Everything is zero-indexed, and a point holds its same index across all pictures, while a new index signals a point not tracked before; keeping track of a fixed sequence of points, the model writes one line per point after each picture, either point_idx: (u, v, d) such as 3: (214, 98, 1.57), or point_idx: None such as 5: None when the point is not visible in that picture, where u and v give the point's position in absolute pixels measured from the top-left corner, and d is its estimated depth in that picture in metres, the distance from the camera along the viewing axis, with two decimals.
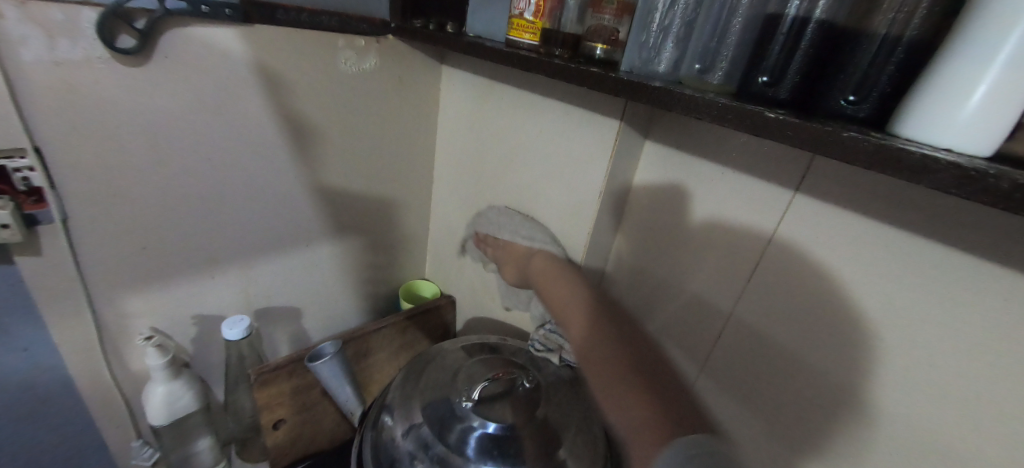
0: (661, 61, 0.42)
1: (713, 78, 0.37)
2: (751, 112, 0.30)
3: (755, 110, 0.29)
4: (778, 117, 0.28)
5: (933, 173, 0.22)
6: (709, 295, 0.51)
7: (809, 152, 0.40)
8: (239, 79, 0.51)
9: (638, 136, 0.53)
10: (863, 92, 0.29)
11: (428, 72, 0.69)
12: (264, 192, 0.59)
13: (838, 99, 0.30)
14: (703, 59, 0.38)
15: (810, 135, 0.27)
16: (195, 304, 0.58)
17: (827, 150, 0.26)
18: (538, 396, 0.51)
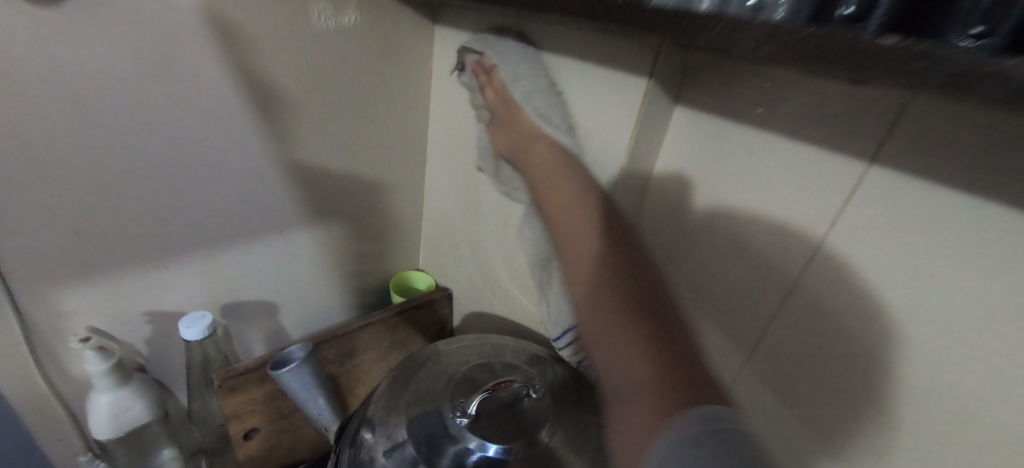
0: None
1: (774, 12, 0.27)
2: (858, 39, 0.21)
3: (863, 36, 0.21)
4: (897, 43, 0.20)
5: None
6: (750, 291, 0.43)
7: (897, 111, 0.31)
8: (187, 29, 0.42)
9: (666, 100, 0.45)
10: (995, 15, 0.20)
11: (419, 34, 0.60)
12: (226, 169, 0.50)
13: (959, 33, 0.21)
14: None
15: (946, 69, 0.19)
16: (148, 299, 0.50)
17: (971, 88, 0.19)
18: (545, 410, 0.43)
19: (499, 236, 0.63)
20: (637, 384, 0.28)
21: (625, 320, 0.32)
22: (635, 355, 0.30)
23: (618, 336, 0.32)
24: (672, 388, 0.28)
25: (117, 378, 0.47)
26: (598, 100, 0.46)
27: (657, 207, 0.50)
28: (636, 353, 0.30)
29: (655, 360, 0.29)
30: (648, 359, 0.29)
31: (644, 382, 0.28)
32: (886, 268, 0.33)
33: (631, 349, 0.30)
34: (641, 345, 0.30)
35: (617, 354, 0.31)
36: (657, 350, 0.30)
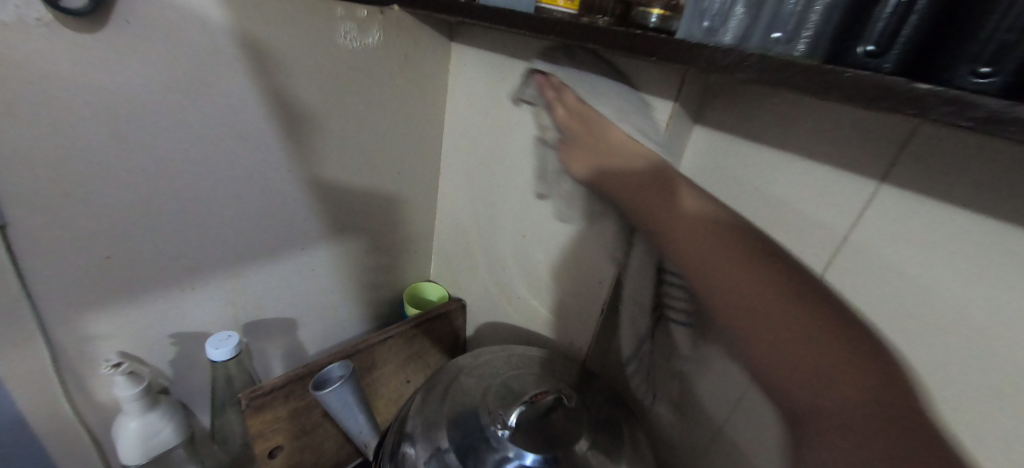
0: (727, 29, 0.35)
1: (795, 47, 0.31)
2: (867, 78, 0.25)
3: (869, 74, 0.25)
4: (910, 83, 0.23)
5: None
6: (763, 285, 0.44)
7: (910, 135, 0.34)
8: (220, 52, 0.42)
9: (687, 121, 0.47)
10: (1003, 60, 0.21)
11: (436, 50, 0.61)
12: (252, 189, 0.50)
13: (963, 72, 0.23)
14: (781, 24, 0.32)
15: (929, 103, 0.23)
16: (173, 320, 0.50)
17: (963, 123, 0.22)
18: (579, 416, 0.45)
19: (517, 248, 0.65)
20: (832, 395, 0.30)
21: (842, 366, 0.30)
22: (841, 380, 0.30)
23: (797, 354, 0.32)
24: (892, 431, 0.27)
25: (146, 402, 0.47)
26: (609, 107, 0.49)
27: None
28: (871, 424, 0.28)
29: (869, 418, 0.28)
30: (846, 354, 0.31)
31: (858, 440, 0.27)
32: (901, 276, 0.37)
33: (809, 365, 0.31)
34: (817, 374, 0.31)
35: (822, 391, 0.30)
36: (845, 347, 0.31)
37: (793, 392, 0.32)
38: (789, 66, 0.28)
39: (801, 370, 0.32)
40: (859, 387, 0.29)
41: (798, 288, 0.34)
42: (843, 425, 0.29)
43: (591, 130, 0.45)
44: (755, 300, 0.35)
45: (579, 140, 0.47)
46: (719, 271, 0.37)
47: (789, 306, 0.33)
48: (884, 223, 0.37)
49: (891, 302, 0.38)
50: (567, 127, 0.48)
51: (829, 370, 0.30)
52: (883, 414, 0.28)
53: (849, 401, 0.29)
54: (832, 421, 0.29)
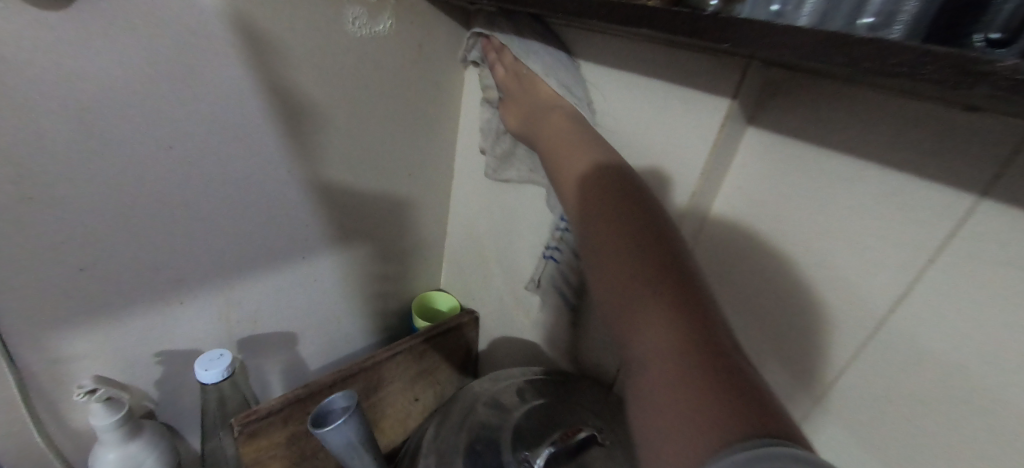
0: (803, 11, 0.28)
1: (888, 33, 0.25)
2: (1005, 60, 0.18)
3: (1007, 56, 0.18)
4: None
5: None
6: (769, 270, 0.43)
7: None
8: (211, 38, 0.37)
9: (741, 122, 0.41)
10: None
11: (452, 42, 0.56)
12: (248, 192, 0.45)
13: None
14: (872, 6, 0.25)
15: None
16: (158, 339, 0.45)
17: None
18: (615, 459, 0.40)
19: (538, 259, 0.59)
20: (678, 361, 0.23)
21: (680, 331, 0.24)
22: (674, 359, 0.23)
23: (633, 307, 0.27)
24: (695, 371, 0.22)
25: (127, 431, 0.42)
26: (596, 97, 0.48)
27: (722, 235, 0.46)
28: (675, 392, 0.22)
29: (705, 388, 0.21)
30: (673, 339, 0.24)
31: (685, 411, 0.21)
32: (1008, 312, 0.31)
33: (663, 335, 0.25)
34: (686, 342, 0.24)
35: (657, 377, 0.23)
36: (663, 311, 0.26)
37: (642, 354, 0.25)
38: (928, 54, 0.20)
39: (647, 344, 0.25)
40: (678, 366, 0.23)
41: (666, 259, 0.29)
42: (675, 407, 0.21)
43: (526, 89, 0.48)
44: (629, 271, 0.29)
45: (515, 98, 0.49)
46: (604, 239, 0.31)
47: (643, 274, 0.28)
48: (994, 249, 0.31)
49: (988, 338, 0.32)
50: (505, 87, 0.50)
51: (679, 335, 0.24)
52: (716, 383, 0.22)
53: (691, 388, 0.22)
54: (656, 408, 0.22)
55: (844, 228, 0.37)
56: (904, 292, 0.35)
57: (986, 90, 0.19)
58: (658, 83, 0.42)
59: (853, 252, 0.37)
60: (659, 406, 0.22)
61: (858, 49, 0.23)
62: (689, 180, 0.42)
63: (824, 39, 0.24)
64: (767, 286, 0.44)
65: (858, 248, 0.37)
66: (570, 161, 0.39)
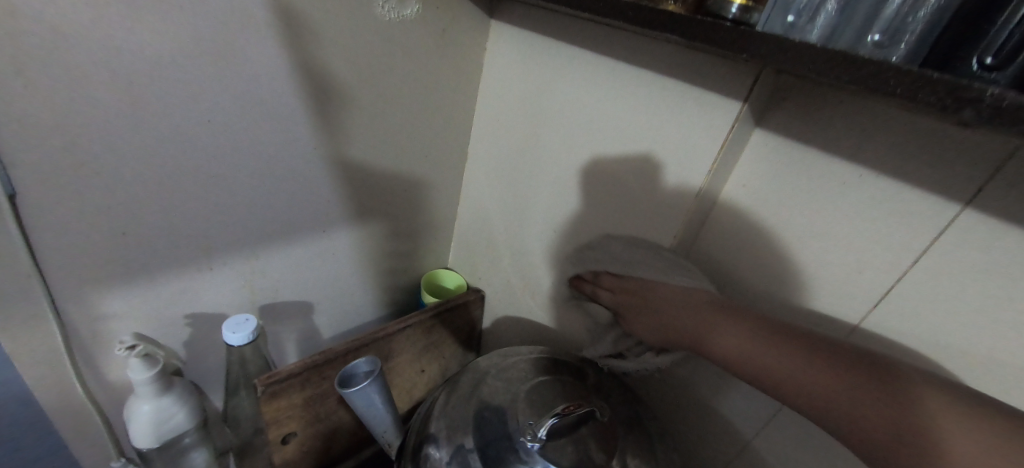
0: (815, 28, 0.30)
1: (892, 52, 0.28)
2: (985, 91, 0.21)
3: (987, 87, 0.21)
4: None
5: None
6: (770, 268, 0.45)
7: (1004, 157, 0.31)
8: (250, 17, 0.39)
9: (749, 123, 0.43)
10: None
11: (475, 28, 0.57)
12: (276, 167, 0.47)
13: None
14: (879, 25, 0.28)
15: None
16: (189, 302, 0.48)
17: None
18: (611, 432, 0.43)
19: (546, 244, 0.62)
20: (837, 391, 0.30)
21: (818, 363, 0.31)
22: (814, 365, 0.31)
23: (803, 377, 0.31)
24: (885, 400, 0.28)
25: (160, 386, 0.45)
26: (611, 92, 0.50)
27: (725, 227, 0.49)
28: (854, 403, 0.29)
29: (889, 402, 0.28)
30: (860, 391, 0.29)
31: (892, 418, 0.28)
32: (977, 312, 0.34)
33: (784, 368, 0.32)
34: (817, 373, 0.31)
35: (841, 412, 0.30)
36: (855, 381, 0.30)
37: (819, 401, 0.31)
38: (928, 81, 0.23)
39: (791, 384, 0.32)
40: (833, 379, 0.30)
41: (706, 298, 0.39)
42: (831, 406, 0.30)
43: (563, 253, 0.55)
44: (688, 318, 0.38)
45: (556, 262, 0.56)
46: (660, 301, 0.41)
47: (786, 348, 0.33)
48: (975, 253, 0.34)
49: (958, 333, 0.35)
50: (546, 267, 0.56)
51: (831, 370, 0.31)
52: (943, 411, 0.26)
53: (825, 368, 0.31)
54: (839, 419, 0.30)
55: (840, 226, 0.40)
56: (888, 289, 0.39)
57: (974, 118, 0.22)
58: (673, 82, 0.44)
59: (846, 250, 0.40)
60: (872, 434, 0.28)
61: (867, 71, 0.25)
62: (698, 176, 0.44)
63: (837, 60, 0.26)
64: (764, 279, 0.46)
65: (850, 247, 0.40)
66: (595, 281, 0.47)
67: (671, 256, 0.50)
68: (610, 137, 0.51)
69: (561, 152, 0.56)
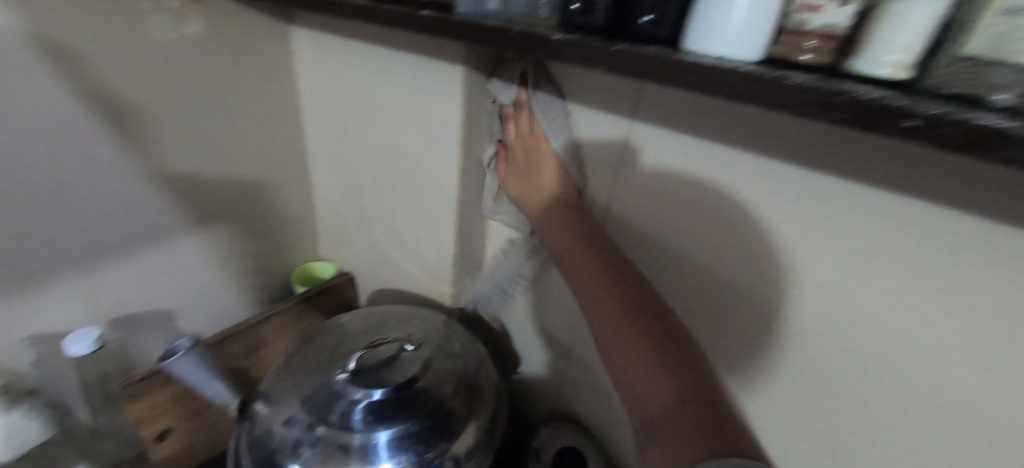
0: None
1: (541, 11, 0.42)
2: (539, 37, 0.33)
3: (541, 35, 0.33)
4: (562, 38, 0.32)
5: (837, 107, 0.23)
6: (675, 201, 0.46)
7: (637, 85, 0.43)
8: (13, 54, 0.43)
9: (490, 80, 0.53)
10: (660, 11, 0.34)
11: (272, 35, 0.63)
12: (84, 187, 0.51)
13: (639, 21, 0.35)
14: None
15: (580, 51, 0.32)
16: (25, 325, 0.51)
17: (629, 70, 0.30)
18: (422, 359, 0.52)
19: (384, 217, 0.69)
20: (642, 367, 0.35)
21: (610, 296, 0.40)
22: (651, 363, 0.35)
23: (642, 360, 0.36)
24: (683, 407, 0.32)
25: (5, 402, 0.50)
26: (381, 73, 0.57)
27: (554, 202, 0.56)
28: (649, 378, 0.35)
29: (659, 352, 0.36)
30: (663, 371, 0.35)
31: (640, 366, 0.35)
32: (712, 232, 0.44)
33: (634, 371, 0.36)
34: (639, 327, 0.38)
35: (636, 374, 0.35)
36: (665, 361, 0.35)
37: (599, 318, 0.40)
38: (505, 33, 0.35)
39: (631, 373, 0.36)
40: (655, 377, 0.34)
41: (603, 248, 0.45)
42: (633, 390, 0.35)
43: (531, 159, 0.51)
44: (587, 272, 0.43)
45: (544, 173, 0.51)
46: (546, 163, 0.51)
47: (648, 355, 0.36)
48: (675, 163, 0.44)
49: (693, 247, 0.46)
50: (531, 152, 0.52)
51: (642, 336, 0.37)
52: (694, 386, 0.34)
53: (631, 356, 0.36)
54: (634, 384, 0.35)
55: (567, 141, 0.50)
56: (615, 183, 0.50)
57: (529, 49, 0.35)
58: (420, 55, 0.52)
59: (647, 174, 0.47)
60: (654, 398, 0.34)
61: (479, 33, 0.37)
62: (454, 130, 0.53)
63: (458, 29, 0.39)
64: (653, 236, 0.49)
65: (594, 173, 0.51)
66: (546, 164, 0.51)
67: (466, 204, 0.59)
68: (395, 112, 0.58)
69: (367, 133, 0.63)
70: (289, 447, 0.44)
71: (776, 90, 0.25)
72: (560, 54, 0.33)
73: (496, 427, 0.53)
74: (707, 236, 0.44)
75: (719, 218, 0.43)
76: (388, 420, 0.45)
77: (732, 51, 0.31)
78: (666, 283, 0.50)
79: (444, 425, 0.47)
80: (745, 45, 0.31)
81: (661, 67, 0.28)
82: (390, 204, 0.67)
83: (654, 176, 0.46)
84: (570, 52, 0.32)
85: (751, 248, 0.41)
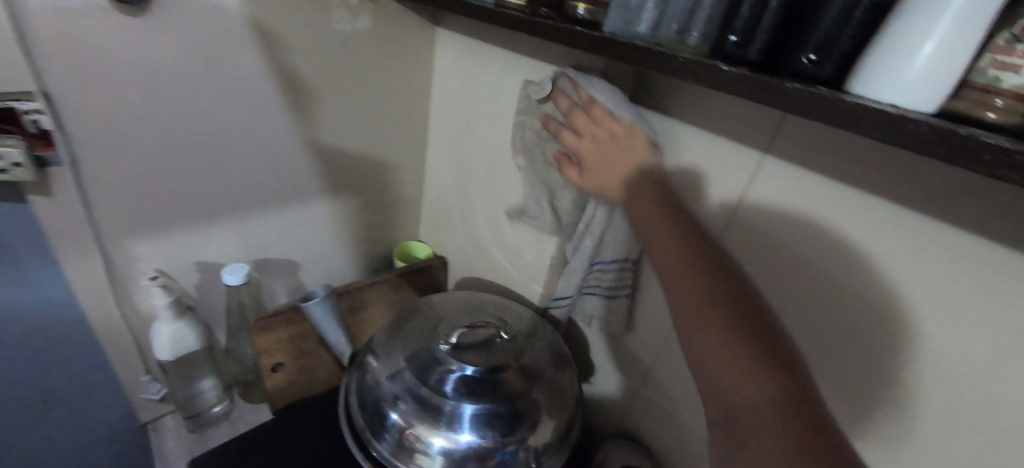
0: (643, 22, 0.46)
1: (690, 39, 0.42)
2: (689, 62, 0.35)
3: (692, 60, 0.35)
4: (714, 67, 0.34)
5: None
6: (789, 231, 0.43)
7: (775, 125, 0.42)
8: (234, 32, 0.52)
9: (622, 97, 0.55)
10: (825, 52, 0.32)
11: (422, 34, 0.70)
12: (259, 146, 0.61)
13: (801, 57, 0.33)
14: (681, 20, 0.43)
15: (733, 80, 0.33)
16: (197, 252, 0.62)
17: (787, 105, 0.30)
18: (512, 350, 0.54)
19: (490, 211, 0.74)
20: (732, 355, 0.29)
21: (704, 273, 0.33)
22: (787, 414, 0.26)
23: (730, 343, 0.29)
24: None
25: (175, 312, 0.60)
26: (515, 78, 0.62)
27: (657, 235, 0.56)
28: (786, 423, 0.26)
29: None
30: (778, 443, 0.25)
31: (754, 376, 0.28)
32: (823, 283, 0.41)
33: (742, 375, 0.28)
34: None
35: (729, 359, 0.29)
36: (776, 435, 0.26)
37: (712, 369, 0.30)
38: (652, 54, 0.38)
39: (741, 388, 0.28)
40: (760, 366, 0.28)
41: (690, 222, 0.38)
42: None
43: (602, 150, 0.50)
44: (686, 260, 0.34)
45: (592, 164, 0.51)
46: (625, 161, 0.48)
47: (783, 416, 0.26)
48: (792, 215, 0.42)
49: (799, 296, 0.43)
50: (586, 156, 0.51)
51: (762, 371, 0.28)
52: (795, 394, 0.27)
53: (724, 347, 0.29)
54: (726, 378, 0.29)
55: (692, 164, 0.50)
56: (731, 212, 0.47)
57: (673, 71, 0.37)
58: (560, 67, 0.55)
59: (751, 223, 0.46)
60: (750, 392, 0.28)
61: (628, 52, 0.40)
62: None
63: (604, 47, 0.42)
64: (759, 262, 0.46)
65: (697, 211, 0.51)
66: (618, 162, 0.49)
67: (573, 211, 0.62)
68: None
69: (490, 132, 0.68)
70: (390, 399, 0.50)
71: (967, 150, 0.23)
72: (710, 82, 0.35)
73: (571, 431, 0.54)
74: (800, 290, 0.43)
75: (811, 269, 0.41)
76: (476, 397, 0.49)
77: (907, 98, 0.28)
78: (768, 325, 0.46)
79: (522, 418, 0.50)
80: (922, 92, 0.27)
81: (826, 106, 0.28)
82: (498, 200, 0.72)
83: (759, 231, 0.45)
84: (722, 82, 0.34)
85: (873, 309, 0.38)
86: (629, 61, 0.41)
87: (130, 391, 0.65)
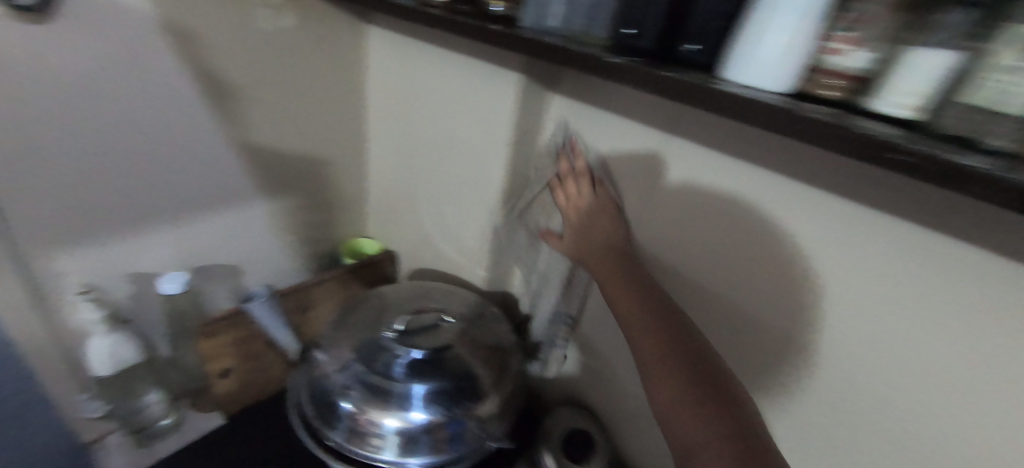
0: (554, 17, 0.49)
1: (598, 31, 0.46)
2: (588, 56, 0.39)
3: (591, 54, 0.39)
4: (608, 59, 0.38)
5: (858, 141, 0.24)
6: (721, 205, 0.45)
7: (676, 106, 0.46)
8: (149, 35, 0.52)
9: (543, 88, 0.59)
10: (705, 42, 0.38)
11: (351, 32, 0.71)
12: (187, 151, 0.60)
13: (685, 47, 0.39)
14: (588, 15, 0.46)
15: (623, 71, 0.37)
16: (130, 262, 0.61)
17: (664, 91, 0.35)
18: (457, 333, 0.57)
19: (432, 203, 0.76)
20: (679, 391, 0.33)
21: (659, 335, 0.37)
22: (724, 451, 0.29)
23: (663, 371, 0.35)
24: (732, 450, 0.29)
25: (110, 325, 0.59)
26: (444, 73, 0.65)
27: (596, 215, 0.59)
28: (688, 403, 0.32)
29: (691, 395, 0.32)
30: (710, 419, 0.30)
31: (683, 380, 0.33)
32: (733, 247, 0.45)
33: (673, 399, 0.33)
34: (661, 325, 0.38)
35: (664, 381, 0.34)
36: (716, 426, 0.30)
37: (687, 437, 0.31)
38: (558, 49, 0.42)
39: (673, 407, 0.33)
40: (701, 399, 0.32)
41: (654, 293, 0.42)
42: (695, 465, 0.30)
43: (592, 220, 0.51)
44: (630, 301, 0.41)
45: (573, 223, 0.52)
46: (603, 221, 0.51)
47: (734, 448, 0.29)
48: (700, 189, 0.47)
49: (713, 260, 0.48)
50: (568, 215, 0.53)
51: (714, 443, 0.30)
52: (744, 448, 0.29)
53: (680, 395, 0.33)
54: (665, 405, 0.33)
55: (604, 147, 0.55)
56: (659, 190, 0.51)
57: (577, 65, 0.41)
58: (484, 62, 0.59)
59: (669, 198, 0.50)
60: (687, 425, 0.31)
61: (538, 47, 0.44)
62: (505, 130, 0.59)
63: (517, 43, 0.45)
64: (687, 236, 0.49)
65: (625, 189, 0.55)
66: (584, 195, 0.53)
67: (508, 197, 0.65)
68: (452, 109, 0.66)
69: (425, 125, 0.70)
70: (339, 389, 0.52)
71: (812, 130, 0.26)
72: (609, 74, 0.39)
73: (513, 402, 0.58)
74: (727, 253, 0.46)
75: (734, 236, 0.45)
76: (421, 378, 0.52)
77: (759, 80, 0.32)
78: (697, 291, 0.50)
79: (467, 394, 0.53)
80: (773, 74, 0.32)
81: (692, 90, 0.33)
82: (438, 191, 0.74)
83: (673, 204, 0.50)
84: (616, 72, 0.38)
85: (780, 264, 0.42)
86: (541, 56, 0.44)
87: (65, 412, 0.63)
